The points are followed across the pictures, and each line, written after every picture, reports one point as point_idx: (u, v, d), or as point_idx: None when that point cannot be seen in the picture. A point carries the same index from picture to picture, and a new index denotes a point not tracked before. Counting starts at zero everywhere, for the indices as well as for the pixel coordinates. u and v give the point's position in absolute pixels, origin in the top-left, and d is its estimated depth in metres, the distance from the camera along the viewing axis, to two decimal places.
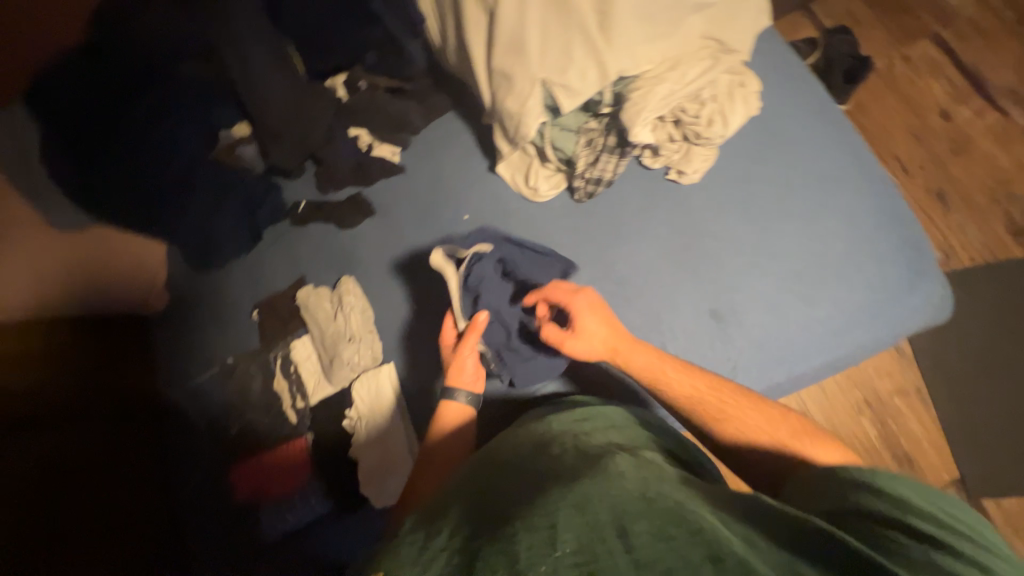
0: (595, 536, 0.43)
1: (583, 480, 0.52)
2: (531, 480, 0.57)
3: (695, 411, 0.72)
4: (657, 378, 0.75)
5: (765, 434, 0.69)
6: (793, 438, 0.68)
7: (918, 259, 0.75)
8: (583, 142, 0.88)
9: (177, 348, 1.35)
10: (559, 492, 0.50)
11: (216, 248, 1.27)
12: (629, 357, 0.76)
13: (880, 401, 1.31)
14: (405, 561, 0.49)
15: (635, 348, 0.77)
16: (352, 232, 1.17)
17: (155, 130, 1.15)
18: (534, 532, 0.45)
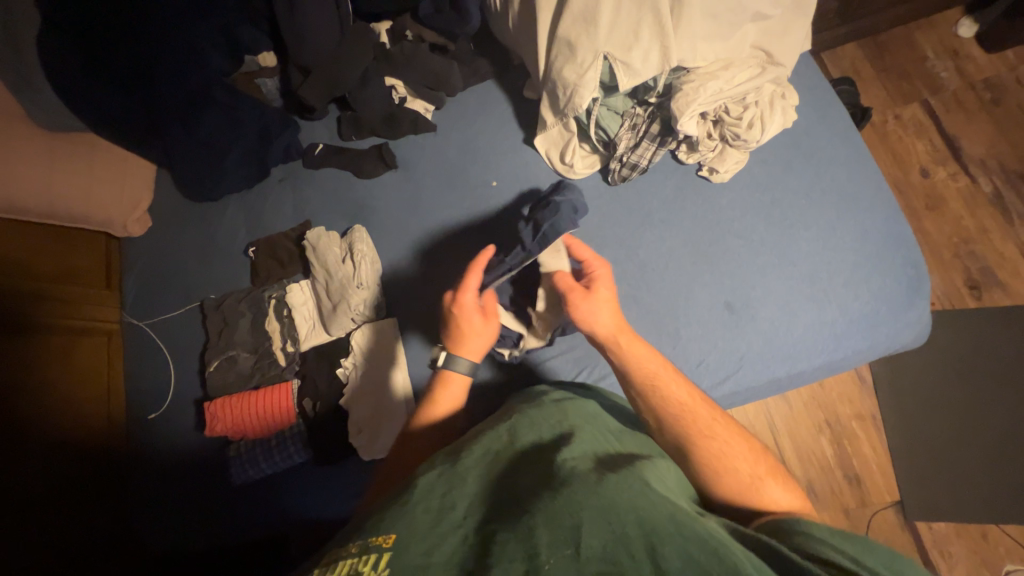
0: (623, 550, 0.42)
1: (609, 482, 0.50)
2: (546, 468, 0.55)
3: (684, 424, 0.68)
4: (655, 384, 0.72)
5: (742, 462, 0.66)
6: (770, 474, 0.65)
7: (917, 282, 0.82)
8: (627, 124, 0.91)
9: (153, 275, 1.26)
10: (585, 490, 0.49)
11: (216, 177, 1.19)
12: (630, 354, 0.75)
13: (837, 423, 1.38)
14: (419, 530, 0.46)
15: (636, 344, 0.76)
16: (370, 182, 1.14)
17: (172, 40, 1.09)
18: (560, 531, 0.43)
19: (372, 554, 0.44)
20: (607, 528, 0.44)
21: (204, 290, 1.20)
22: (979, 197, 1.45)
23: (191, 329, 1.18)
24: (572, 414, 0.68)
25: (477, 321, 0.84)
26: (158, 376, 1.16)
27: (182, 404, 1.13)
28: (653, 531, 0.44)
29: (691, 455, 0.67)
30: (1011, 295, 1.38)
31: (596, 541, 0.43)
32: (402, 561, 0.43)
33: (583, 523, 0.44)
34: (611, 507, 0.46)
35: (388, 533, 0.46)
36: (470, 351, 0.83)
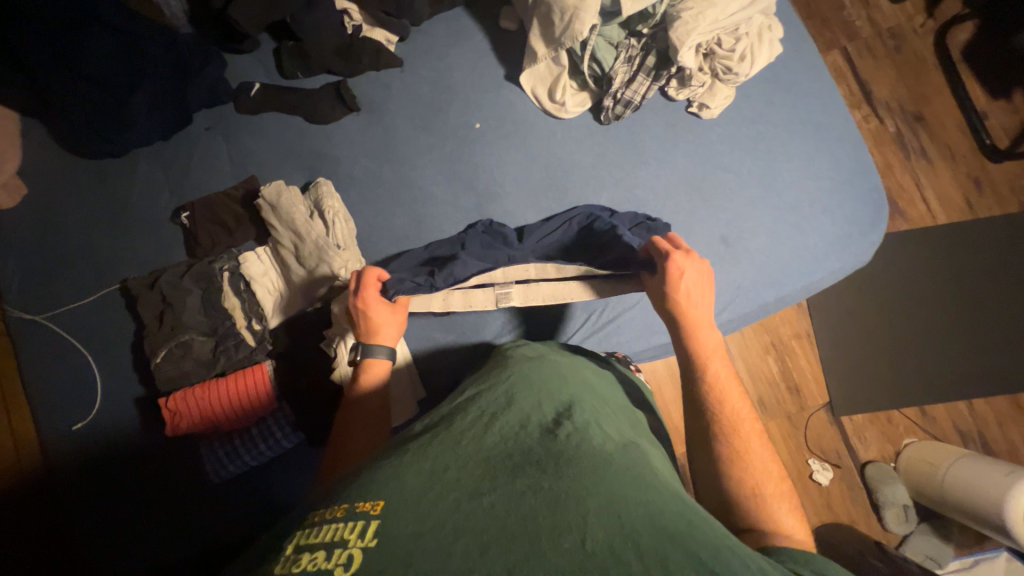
0: (632, 548, 0.34)
1: (616, 463, 0.42)
2: (548, 434, 0.45)
3: (716, 406, 0.64)
4: (704, 359, 0.68)
5: (754, 470, 0.59)
6: (771, 493, 0.57)
7: (879, 206, 0.91)
8: (623, 57, 0.87)
9: (40, 257, 0.99)
10: (594, 473, 0.40)
11: (117, 126, 0.95)
12: (699, 336, 0.70)
13: (779, 343, 1.55)
14: (407, 499, 0.36)
15: (710, 328, 0.71)
16: (328, 128, 0.98)
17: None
18: (563, 517, 0.35)
19: (360, 521, 0.35)
20: (614, 521, 0.36)
21: (122, 268, 0.98)
22: (884, 137, 1.65)
23: (113, 317, 0.96)
24: (573, 374, 0.60)
25: (384, 310, 0.76)
26: (80, 373, 0.96)
27: (119, 405, 0.94)
28: (666, 528, 0.36)
29: (708, 447, 0.63)
30: (908, 221, 1.62)
31: (600, 536, 0.34)
32: (394, 531, 0.34)
33: (590, 515, 0.35)
34: (620, 501, 0.38)
35: (378, 498, 0.37)
36: (385, 338, 0.76)
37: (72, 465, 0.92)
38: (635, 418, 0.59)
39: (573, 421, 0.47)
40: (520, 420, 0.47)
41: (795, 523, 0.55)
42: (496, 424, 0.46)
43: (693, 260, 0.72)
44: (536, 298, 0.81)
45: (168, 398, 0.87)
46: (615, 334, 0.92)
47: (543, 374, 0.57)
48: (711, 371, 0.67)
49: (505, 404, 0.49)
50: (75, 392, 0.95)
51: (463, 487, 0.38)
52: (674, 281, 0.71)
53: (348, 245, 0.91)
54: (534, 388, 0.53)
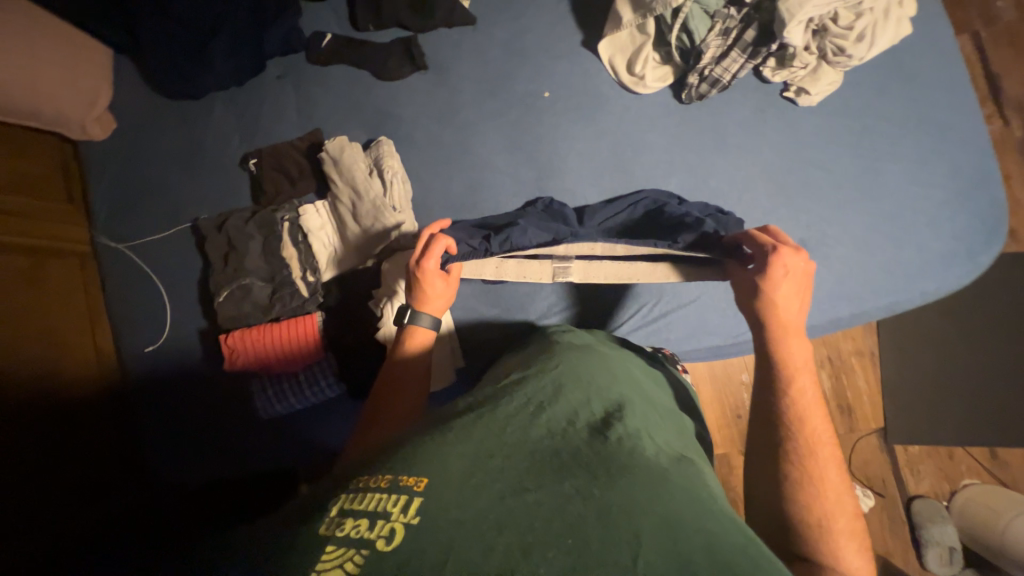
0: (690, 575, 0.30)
1: (670, 476, 0.39)
2: (597, 435, 0.42)
3: (796, 428, 0.59)
4: (792, 374, 0.62)
5: (828, 502, 0.56)
6: (839, 528, 0.54)
7: (997, 224, 0.80)
8: (717, 29, 0.79)
9: (123, 190, 1.06)
10: (648, 484, 0.37)
11: (198, 70, 0.98)
12: (789, 346, 0.63)
13: (837, 359, 1.44)
14: (452, 481, 0.35)
15: (800, 338, 0.64)
16: (394, 85, 0.97)
17: None
18: (614, 527, 0.32)
19: (401, 495, 0.33)
20: (670, 540, 0.32)
21: (193, 208, 1.03)
22: (1007, 142, 1.43)
23: (184, 253, 1.03)
24: (623, 373, 0.57)
25: (439, 284, 0.73)
26: (152, 301, 1.04)
27: (185, 334, 1.01)
28: (727, 557, 0.32)
29: (775, 468, 0.58)
30: (1017, 242, 1.42)
31: (655, 557, 0.31)
32: (437, 511, 0.32)
33: (643, 531, 0.32)
34: (676, 521, 0.34)
35: (422, 475, 0.35)
36: (433, 308, 0.74)
37: (143, 382, 1.02)
38: (684, 427, 0.55)
39: (624, 424, 0.44)
40: (566, 416, 0.45)
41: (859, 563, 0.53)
42: (543, 416, 0.44)
43: (794, 256, 0.63)
44: (597, 276, 0.78)
45: (229, 335, 0.92)
46: (666, 329, 0.88)
47: (592, 369, 0.54)
48: (797, 387, 0.62)
49: (552, 397, 0.47)
50: (147, 317, 1.04)
51: (509, 477, 0.36)
52: (773, 280, 0.63)
53: (404, 209, 0.91)
54: (582, 383, 0.50)
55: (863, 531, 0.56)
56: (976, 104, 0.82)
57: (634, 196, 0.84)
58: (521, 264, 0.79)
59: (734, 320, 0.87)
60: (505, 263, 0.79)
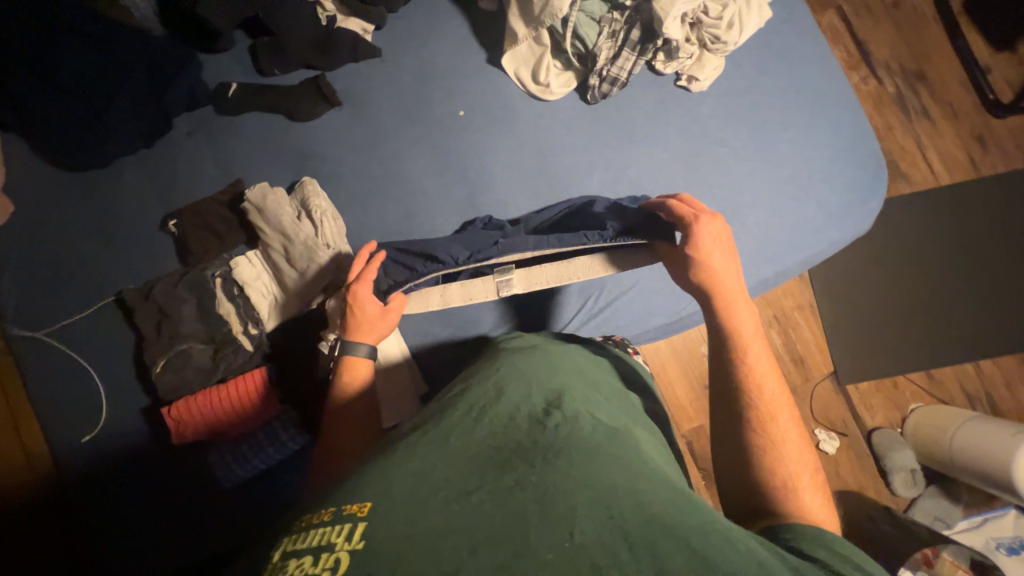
0: (620, 536, 0.34)
1: (604, 450, 0.43)
2: (537, 425, 0.45)
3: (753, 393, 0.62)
4: (742, 344, 0.65)
5: (789, 460, 0.58)
6: (801, 482, 0.57)
7: (878, 172, 0.89)
8: (605, 32, 0.85)
9: (29, 274, 0.98)
10: (583, 463, 0.40)
11: (99, 137, 0.93)
12: (733, 313, 0.66)
13: (782, 316, 1.54)
14: (396, 500, 0.37)
15: (745, 305, 0.67)
16: (310, 125, 0.96)
17: None
18: (551, 508, 0.36)
19: (345, 524, 0.35)
20: (603, 510, 0.36)
21: (115, 280, 0.97)
22: (884, 97, 1.60)
23: (113, 329, 0.97)
24: (564, 362, 0.60)
25: (372, 307, 0.75)
26: (81, 386, 0.96)
27: (125, 416, 0.95)
28: (654, 512, 0.37)
29: (737, 434, 0.61)
30: (911, 183, 1.58)
31: (589, 527, 0.35)
32: (382, 531, 0.34)
33: (578, 506, 0.36)
34: (608, 491, 0.38)
35: (365, 500, 0.37)
36: (367, 334, 0.75)
37: (80, 476, 0.92)
38: (628, 402, 0.59)
39: (563, 411, 0.47)
40: (507, 413, 0.48)
41: (822, 513, 0.55)
42: (485, 418, 0.47)
43: (717, 223, 0.70)
44: (539, 280, 0.79)
45: (171, 406, 0.87)
46: (614, 317, 0.91)
47: (533, 365, 0.57)
48: (751, 356, 0.64)
49: (493, 398, 0.49)
50: (77, 405, 0.95)
51: (453, 485, 0.38)
52: (696, 246, 0.69)
53: (341, 245, 0.90)
54: (524, 379, 0.53)
55: (824, 484, 0.58)
56: (843, 69, 0.92)
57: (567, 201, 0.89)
58: (465, 287, 0.80)
59: (675, 299, 0.92)
60: (448, 289, 0.81)
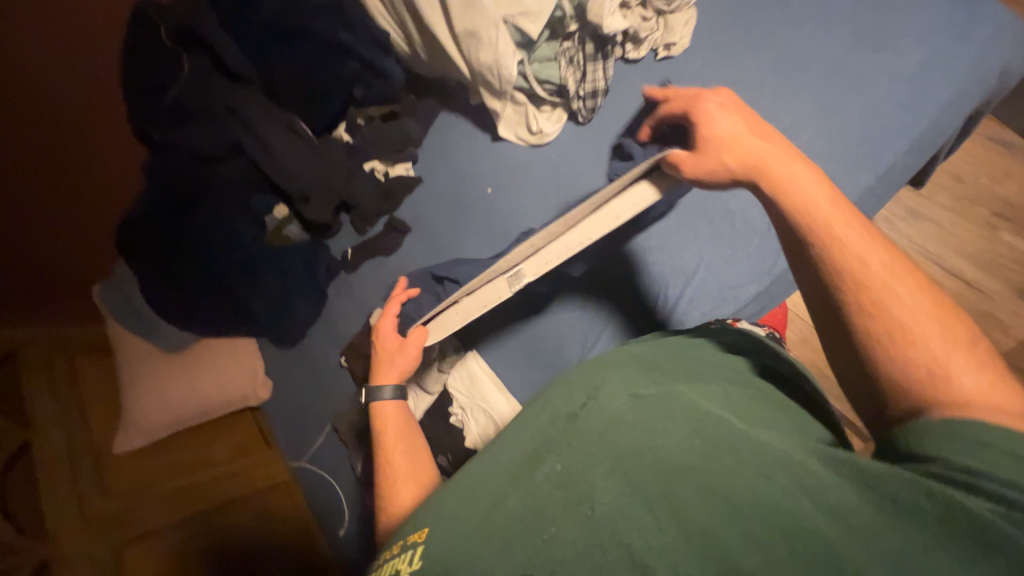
0: (638, 500, 0.40)
1: (625, 416, 0.48)
2: (568, 420, 0.52)
3: (853, 276, 0.54)
4: (828, 228, 0.57)
5: (928, 352, 0.50)
6: (944, 359, 0.49)
7: (955, 11, 0.80)
8: (564, 62, 0.93)
9: (285, 427, 1.39)
10: (599, 439, 0.46)
11: (290, 312, 1.30)
12: (787, 178, 0.60)
13: (1014, 206, 1.14)
14: (446, 520, 0.49)
15: (802, 165, 0.59)
16: (398, 252, 1.24)
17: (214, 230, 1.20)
18: (570, 490, 0.43)
19: (410, 550, 0.49)
20: (620, 480, 0.42)
21: (325, 413, 1.33)
22: None
23: (334, 451, 1.29)
24: (608, 356, 0.64)
25: (391, 339, 0.93)
26: (327, 496, 1.28)
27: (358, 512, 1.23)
28: (670, 468, 0.42)
29: (846, 331, 0.55)
30: None
31: (609, 496, 0.41)
32: (436, 547, 0.46)
33: (598, 480, 0.43)
34: (630, 457, 0.44)
35: (423, 527, 0.51)
36: (389, 376, 0.89)
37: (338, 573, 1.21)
38: (679, 372, 0.59)
39: (596, 398, 0.52)
40: (548, 417, 0.55)
41: (982, 390, 0.48)
42: (529, 431, 0.55)
43: (716, 94, 0.68)
44: (549, 258, 0.77)
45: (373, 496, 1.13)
46: (699, 302, 0.92)
47: (578, 371, 0.63)
48: (837, 239, 0.56)
49: (538, 411, 0.58)
50: (328, 511, 1.27)
51: (495, 493, 0.48)
52: (706, 122, 0.67)
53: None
54: (567, 386, 0.59)
55: (983, 352, 0.51)
56: None
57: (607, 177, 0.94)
58: (478, 296, 0.81)
59: (750, 257, 0.93)
60: (464, 304, 0.83)
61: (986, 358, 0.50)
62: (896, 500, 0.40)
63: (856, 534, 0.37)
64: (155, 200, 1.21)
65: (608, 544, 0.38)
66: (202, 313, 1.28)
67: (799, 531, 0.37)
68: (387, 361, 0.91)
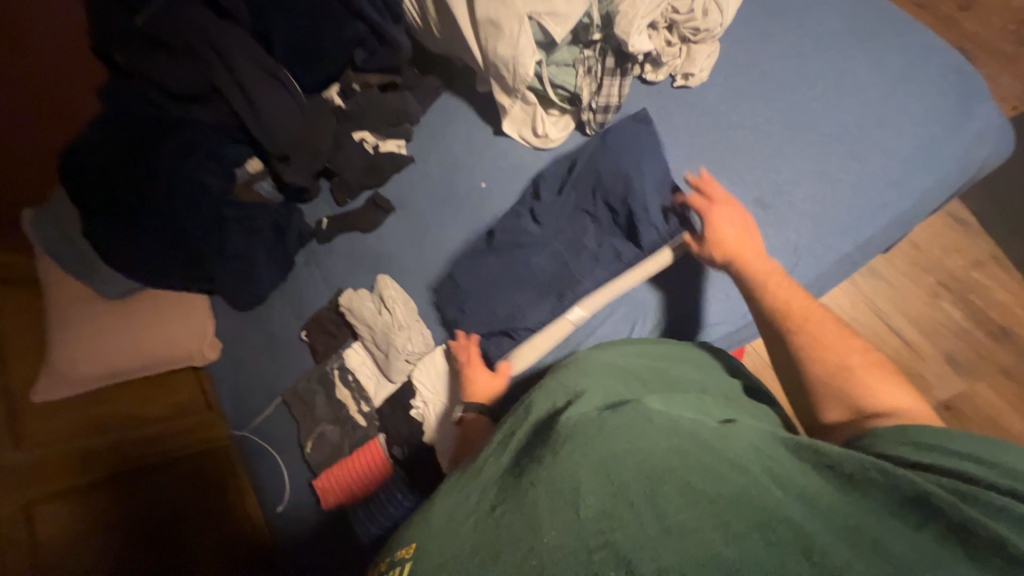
0: (620, 498, 0.38)
1: (608, 416, 0.46)
2: (549, 429, 0.48)
3: (779, 309, 0.67)
4: (738, 256, 0.73)
5: (843, 362, 0.63)
6: (869, 368, 0.62)
7: (966, 87, 0.81)
8: (582, 72, 0.92)
9: (230, 392, 1.32)
10: (582, 436, 0.43)
11: (255, 282, 1.22)
12: (712, 213, 0.76)
13: (958, 281, 1.20)
14: (433, 532, 0.42)
15: (726, 211, 0.76)
16: (377, 232, 1.18)
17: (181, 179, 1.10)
18: (555, 493, 0.39)
19: (397, 568, 0.41)
20: (603, 481, 0.39)
21: (276, 385, 1.26)
22: None
23: (282, 424, 1.23)
24: (588, 365, 0.61)
25: (481, 372, 0.92)
26: (264, 469, 1.23)
27: (300, 489, 1.18)
28: (653, 471, 0.39)
29: (790, 368, 0.66)
30: None
31: (593, 500, 0.38)
32: (422, 562, 0.40)
33: (582, 482, 0.39)
34: (610, 458, 0.40)
35: (411, 543, 0.43)
36: (481, 392, 0.90)
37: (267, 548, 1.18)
38: (657, 386, 0.58)
39: (576, 406, 0.49)
40: (532, 423, 0.51)
41: (909, 403, 0.58)
42: (513, 441, 0.50)
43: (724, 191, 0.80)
44: (596, 301, 0.88)
45: (320, 475, 1.09)
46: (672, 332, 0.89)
47: (560, 375, 0.59)
48: (754, 272, 0.72)
49: (518, 422, 0.53)
50: (266, 485, 1.23)
51: (482, 504, 0.43)
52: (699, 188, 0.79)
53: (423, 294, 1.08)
54: (550, 389, 0.56)
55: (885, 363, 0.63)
56: (857, 8, 0.89)
57: (586, 160, 0.92)
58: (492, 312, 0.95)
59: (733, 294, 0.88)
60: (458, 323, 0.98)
61: (893, 369, 0.63)
62: (866, 478, 0.39)
63: (831, 523, 0.36)
64: (116, 132, 1.10)
65: (595, 547, 0.36)
66: (149, 262, 1.16)
67: (773, 523, 0.35)
68: (473, 380, 0.92)
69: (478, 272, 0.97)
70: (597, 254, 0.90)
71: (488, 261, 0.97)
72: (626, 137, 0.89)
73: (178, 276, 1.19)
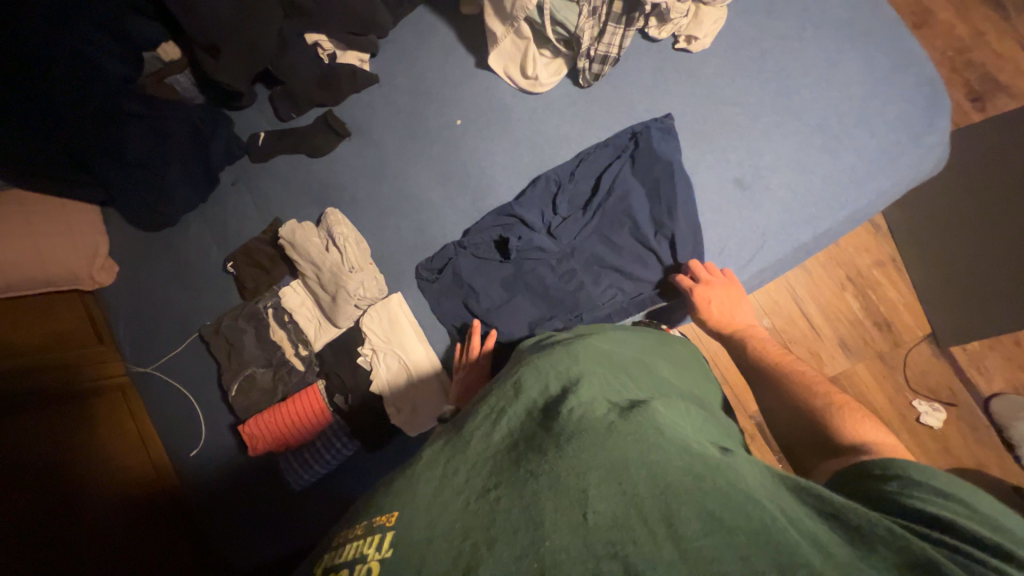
0: (633, 513, 0.36)
1: (616, 421, 0.43)
2: (549, 421, 0.45)
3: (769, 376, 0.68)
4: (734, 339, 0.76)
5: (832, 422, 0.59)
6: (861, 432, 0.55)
7: (933, 96, 0.86)
8: (586, 10, 0.84)
9: (128, 323, 1.12)
10: (594, 439, 0.41)
11: (167, 197, 1.03)
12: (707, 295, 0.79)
13: (860, 276, 1.35)
14: (420, 499, 0.40)
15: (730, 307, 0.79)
16: (328, 158, 1.03)
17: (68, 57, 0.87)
18: (563, 493, 0.38)
19: (377, 534, 0.39)
20: (615, 489, 0.38)
21: (190, 320, 1.09)
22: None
23: (196, 363, 1.07)
24: (581, 348, 0.58)
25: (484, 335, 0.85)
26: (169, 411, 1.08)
27: (213, 435, 1.06)
28: (666, 487, 0.38)
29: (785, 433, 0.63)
30: (1014, 96, 1.31)
31: (604, 506, 0.37)
32: (407, 535, 0.38)
33: (591, 487, 0.38)
34: (620, 465, 0.39)
35: (392, 510, 0.41)
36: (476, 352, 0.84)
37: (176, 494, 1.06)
38: (652, 384, 0.57)
39: (577, 395, 0.47)
40: (527, 409, 0.48)
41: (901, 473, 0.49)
42: (503, 420, 0.47)
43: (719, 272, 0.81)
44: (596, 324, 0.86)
45: (246, 423, 0.98)
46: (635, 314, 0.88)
47: (550, 356, 0.56)
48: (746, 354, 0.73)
49: (511, 398, 0.49)
50: (171, 428, 1.08)
51: (472, 485, 0.41)
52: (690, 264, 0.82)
53: (380, 233, 0.99)
54: (544, 368, 0.53)
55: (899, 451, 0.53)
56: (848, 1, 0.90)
57: (616, 183, 0.88)
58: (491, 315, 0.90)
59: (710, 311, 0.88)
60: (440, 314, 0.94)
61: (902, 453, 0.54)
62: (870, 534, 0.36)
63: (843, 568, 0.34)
64: None
65: (603, 555, 0.35)
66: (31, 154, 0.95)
67: (794, 566, 0.33)
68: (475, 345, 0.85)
69: (492, 278, 0.91)
70: (606, 284, 0.88)
71: (502, 267, 0.91)
72: (660, 168, 0.85)
73: (65, 171, 0.99)
